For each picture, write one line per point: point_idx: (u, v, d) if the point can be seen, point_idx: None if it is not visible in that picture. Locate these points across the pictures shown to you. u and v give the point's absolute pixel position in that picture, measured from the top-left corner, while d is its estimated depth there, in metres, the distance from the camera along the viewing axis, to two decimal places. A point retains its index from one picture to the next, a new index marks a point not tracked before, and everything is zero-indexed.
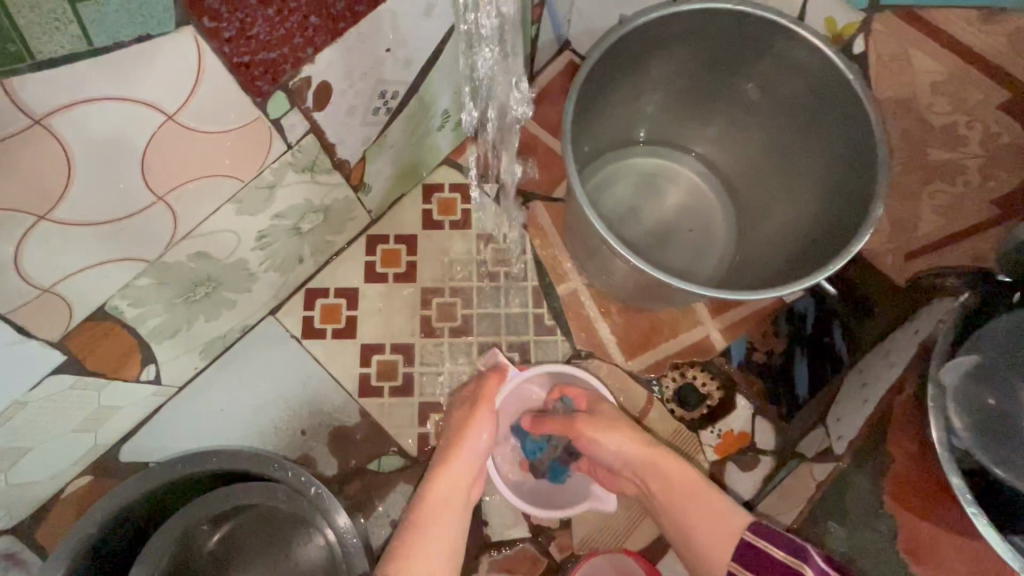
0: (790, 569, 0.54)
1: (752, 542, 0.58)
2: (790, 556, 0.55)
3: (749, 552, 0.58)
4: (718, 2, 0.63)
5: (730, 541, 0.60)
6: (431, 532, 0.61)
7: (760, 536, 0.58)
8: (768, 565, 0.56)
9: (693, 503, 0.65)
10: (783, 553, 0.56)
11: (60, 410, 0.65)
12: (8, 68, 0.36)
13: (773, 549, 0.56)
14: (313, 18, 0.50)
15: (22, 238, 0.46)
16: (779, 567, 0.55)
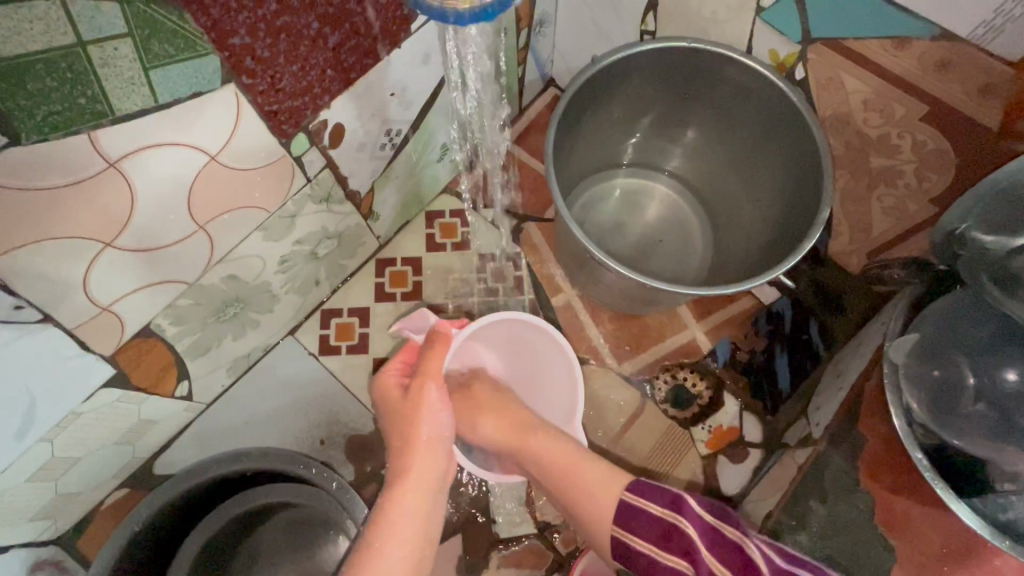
0: (666, 523, 0.56)
1: (626, 505, 0.59)
2: (665, 509, 0.56)
3: (636, 518, 0.58)
4: (674, 41, 0.73)
5: (658, 495, 0.58)
6: (392, 517, 0.54)
7: (640, 493, 0.59)
8: (642, 529, 0.57)
9: (578, 478, 0.63)
10: (659, 508, 0.57)
11: (105, 422, 0.72)
12: (94, 124, 0.45)
13: (651, 497, 0.58)
14: (329, 71, 0.60)
15: (91, 262, 0.54)
16: (671, 506, 0.56)
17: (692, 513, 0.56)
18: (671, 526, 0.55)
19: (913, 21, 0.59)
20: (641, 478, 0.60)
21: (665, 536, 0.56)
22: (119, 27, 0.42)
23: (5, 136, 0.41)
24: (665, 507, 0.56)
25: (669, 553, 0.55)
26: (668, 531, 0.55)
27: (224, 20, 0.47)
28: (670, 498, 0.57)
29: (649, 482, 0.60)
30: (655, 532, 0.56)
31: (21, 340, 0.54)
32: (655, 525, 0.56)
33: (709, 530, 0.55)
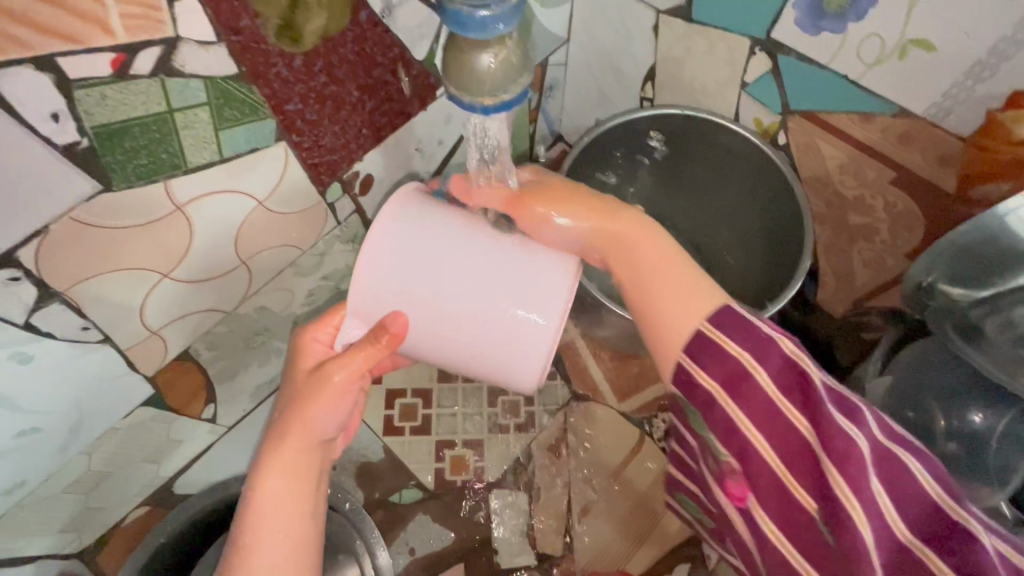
0: (734, 367, 0.50)
1: (684, 372, 0.53)
2: (725, 378, 0.50)
3: (713, 362, 0.51)
4: (670, 108, 0.82)
5: (720, 358, 0.51)
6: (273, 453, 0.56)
7: (718, 326, 0.52)
8: (712, 367, 0.51)
9: (660, 287, 0.57)
10: (711, 380, 0.51)
11: (136, 439, 0.77)
12: (169, 174, 0.54)
13: (732, 334, 0.51)
14: (364, 131, 0.69)
15: (149, 291, 0.62)
16: (733, 374, 0.50)
17: (739, 367, 0.50)
18: (713, 397, 0.51)
19: (875, 100, 0.67)
20: (728, 305, 0.53)
21: (734, 380, 0.50)
22: (201, 98, 0.51)
23: (100, 183, 0.50)
24: (718, 381, 0.51)
25: (731, 399, 0.50)
26: (735, 377, 0.50)
27: (283, 91, 0.57)
28: (763, 344, 0.50)
29: (738, 314, 0.52)
30: (722, 427, 0.52)
31: (82, 358, 0.61)
32: (724, 367, 0.51)
33: (794, 442, 0.48)
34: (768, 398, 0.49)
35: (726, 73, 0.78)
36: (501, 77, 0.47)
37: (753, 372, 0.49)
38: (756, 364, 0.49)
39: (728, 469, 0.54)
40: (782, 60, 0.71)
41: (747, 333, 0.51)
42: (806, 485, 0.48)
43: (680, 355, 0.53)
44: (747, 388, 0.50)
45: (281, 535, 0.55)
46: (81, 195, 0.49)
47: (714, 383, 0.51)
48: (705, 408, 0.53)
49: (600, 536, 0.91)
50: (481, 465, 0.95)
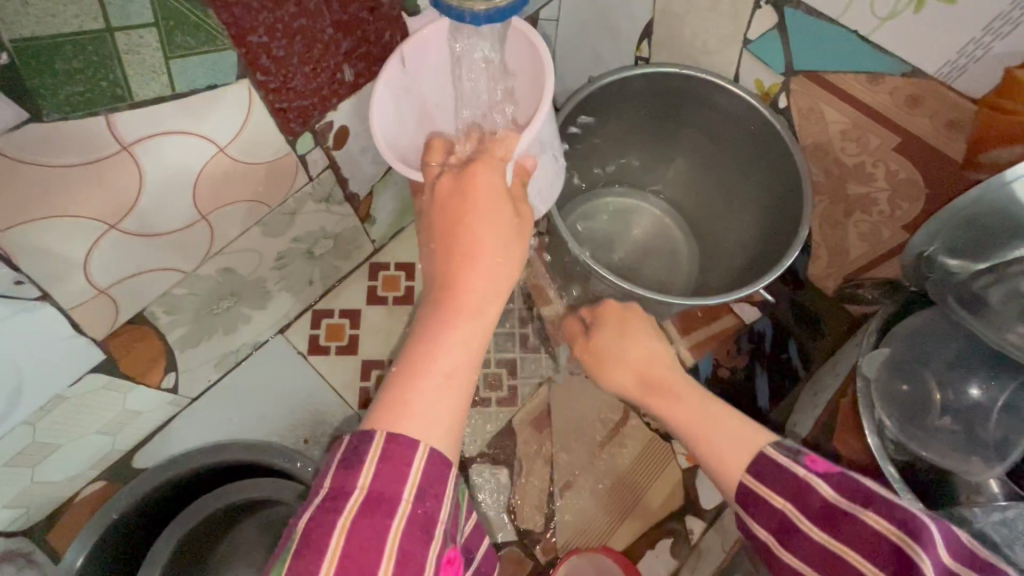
0: (781, 515, 0.48)
1: (744, 490, 0.50)
2: (785, 500, 0.47)
3: (756, 509, 0.49)
4: (668, 67, 0.77)
5: (767, 518, 0.49)
6: (483, 226, 0.49)
7: (755, 477, 0.50)
8: (763, 515, 0.49)
9: (715, 433, 0.54)
10: (766, 534, 0.49)
11: (88, 409, 0.72)
12: (112, 107, 0.47)
13: (771, 485, 0.49)
14: (339, 74, 0.63)
15: (94, 244, 0.55)
16: (782, 528, 0.48)
17: (773, 507, 0.48)
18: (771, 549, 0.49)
19: (885, 59, 0.64)
20: (766, 450, 0.50)
21: (785, 534, 0.48)
22: (146, 18, 0.44)
23: (27, 111, 0.43)
24: (771, 536, 0.48)
25: (785, 548, 0.47)
26: (786, 526, 0.47)
27: (246, 18, 0.50)
28: (778, 468, 0.49)
29: (772, 457, 0.49)
30: None
31: (19, 317, 0.55)
32: (771, 524, 0.48)
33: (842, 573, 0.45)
34: (820, 545, 0.45)
35: (728, 29, 0.74)
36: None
37: (789, 509, 0.47)
38: (788, 504, 0.47)
39: None
40: (789, 14, 0.67)
41: (768, 471, 0.49)
42: None
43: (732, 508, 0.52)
44: (801, 544, 0.47)
45: (481, 319, 0.47)
46: (4, 124, 0.43)
47: (767, 535, 0.49)
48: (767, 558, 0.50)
49: (582, 512, 0.89)
50: (461, 439, 0.91)
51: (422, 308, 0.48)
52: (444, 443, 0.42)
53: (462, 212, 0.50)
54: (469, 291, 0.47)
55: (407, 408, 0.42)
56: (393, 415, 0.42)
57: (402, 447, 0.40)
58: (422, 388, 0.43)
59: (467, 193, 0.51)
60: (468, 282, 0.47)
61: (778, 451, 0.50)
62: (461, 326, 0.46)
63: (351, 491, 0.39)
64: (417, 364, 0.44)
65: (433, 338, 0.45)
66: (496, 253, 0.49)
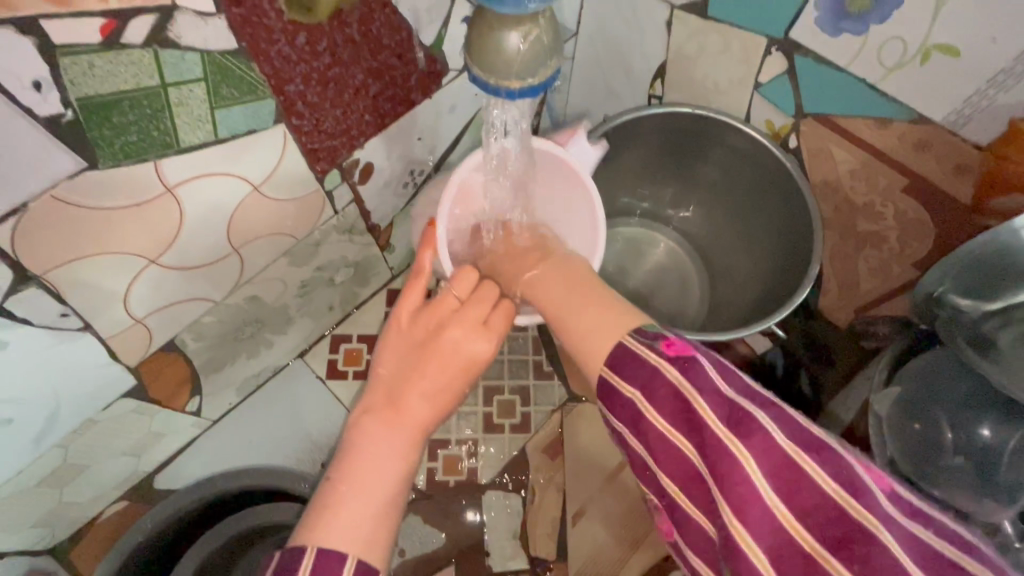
0: (702, 420, 0.38)
1: (606, 375, 0.43)
2: (718, 422, 0.37)
3: (750, 428, 0.37)
4: (681, 107, 0.80)
5: (768, 455, 0.36)
6: (454, 371, 0.52)
7: (619, 362, 0.42)
8: (656, 412, 0.40)
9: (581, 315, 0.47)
10: (674, 375, 0.39)
11: (116, 431, 0.74)
12: (161, 153, 0.50)
13: (660, 366, 0.40)
14: (367, 116, 0.66)
15: (134, 277, 0.58)
16: (700, 455, 0.38)
17: (766, 430, 0.36)
18: (657, 430, 0.40)
19: (892, 105, 0.66)
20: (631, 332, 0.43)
21: (686, 423, 0.38)
22: (197, 73, 0.48)
23: (85, 160, 0.46)
24: (660, 412, 0.40)
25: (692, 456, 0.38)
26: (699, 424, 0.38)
27: (285, 69, 0.53)
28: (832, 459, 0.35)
29: (659, 331, 0.43)
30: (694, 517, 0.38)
31: (61, 346, 0.57)
32: (677, 403, 0.39)
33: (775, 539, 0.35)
34: (757, 494, 0.35)
35: (739, 72, 0.77)
36: (529, 57, 0.43)
37: (782, 470, 0.36)
38: (797, 466, 0.35)
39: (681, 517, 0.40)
40: (798, 61, 0.70)
41: (827, 461, 0.36)
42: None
43: (602, 373, 0.43)
44: (713, 475, 0.37)
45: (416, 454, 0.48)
46: (64, 173, 0.46)
47: (650, 408, 0.40)
48: (642, 444, 0.41)
49: (594, 541, 0.89)
50: (474, 465, 0.93)
51: (364, 416, 0.49)
52: (374, 551, 0.43)
53: (445, 352, 0.52)
54: (585, 356, 0.45)
55: (336, 518, 0.43)
56: (327, 520, 0.42)
57: (333, 559, 0.41)
58: (343, 506, 0.44)
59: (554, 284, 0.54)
60: (589, 347, 0.45)
61: (639, 340, 0.43)
62: (591, 369, 0.44)
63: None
64: (352, 480, 0.45)
65: (370, 459, 0.46)
66: (614, 334, 0.44)
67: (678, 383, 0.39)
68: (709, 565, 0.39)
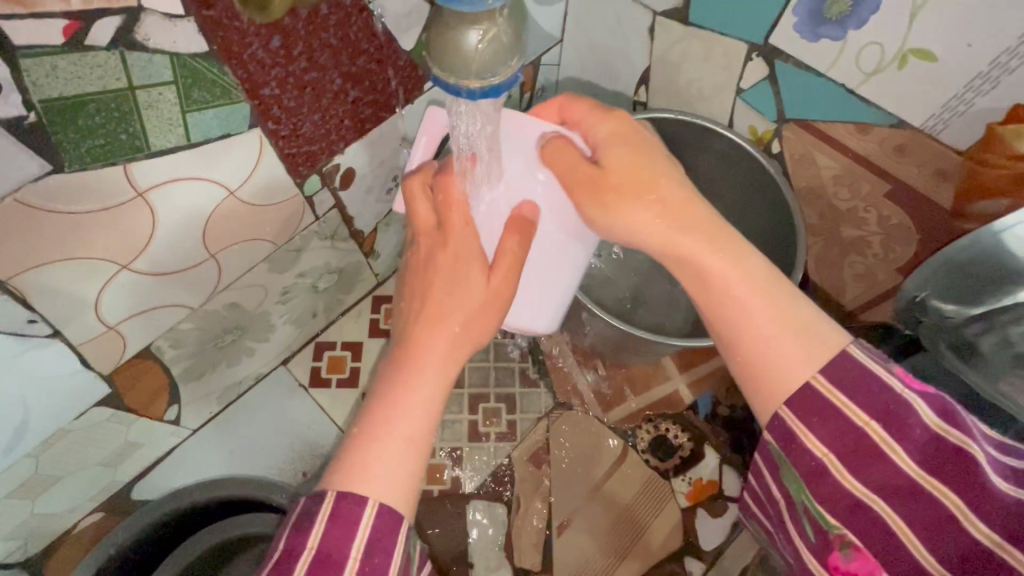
0: (880, 420, 0.42)
1: (813, 395, 0.43)
2: (873, 417, 0.42)
3: (948, 470, 0.40)
4: (664, 113, 0.80)
5: (918, 446, 0.41)
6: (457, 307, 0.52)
7: (838, 383, 0.43)
8: (833, 427, 0.43)
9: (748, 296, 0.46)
10: (867, 419, 0.42)
11: (91, 441, 0.73)
12: (131, 157, 0.50)
13: (851, 395, 0.42)
14: (346, 121, 0.66)
15: (106, 282, 0.57)
16: (887, 494, 0.41)
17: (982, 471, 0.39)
18: (827, 468, 0.43)
19: (872, 110, 0.66)
20: (848, 345, 0.44)
21: (856, 450, 0.42)
22: (167, 76, 0.47)
23: (50, 164, 0.45)
24: (836, 454, 0.43)
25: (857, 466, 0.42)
26: (885, 425, 0.41)
27: (259, 73, 0.53)
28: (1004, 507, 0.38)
29: (862, 358, 0.43)
30: (840, 507, 0.43)
31: (29, 354, 0.56)
32: (844, 438, 0.42)
33: (934, 514, 0.40)
34: (907, 479, 0.41)
35: (721, 78, 0.77)
36: (490, 58, 0.41)
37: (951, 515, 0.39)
38: (960, 509, 0.39)
39: (836, 538, 0.43)
40: (779, 67, 0.70)
41: (988, 505, 0.39)
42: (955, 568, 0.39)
43: (780, 410, 0.45)
44: (872, 464, 0.42)
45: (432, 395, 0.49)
46: (29, 176, 0.45)
47: (826, 450, 0.43)
48: (810, 477, 0.44)
49: (580, 550, 0.88)
50: (459, 474, 0.91)
51: (387, 371, 0.50)
52: (402, 500, 0.44)
53: (451, 276, 0.53)
54: (776, 365, 0.45)
55: (365, 466, 0.44)
56: (354, 473, 0.44)
57: (352, 505, 0.42)
58: (375, 446, 0.45)
59: (688, 264, 0.50)
60: (766, 363, 0.45)
61: (863, 352, 0.43)
62: (784, 391, 0.44)
63: (303, 549, 0.41)
64: (376, 426, 0.46)
65: (392, 405, 0.47)
66: (820, 356, 0.44)
67: (873, 431, 0.42)
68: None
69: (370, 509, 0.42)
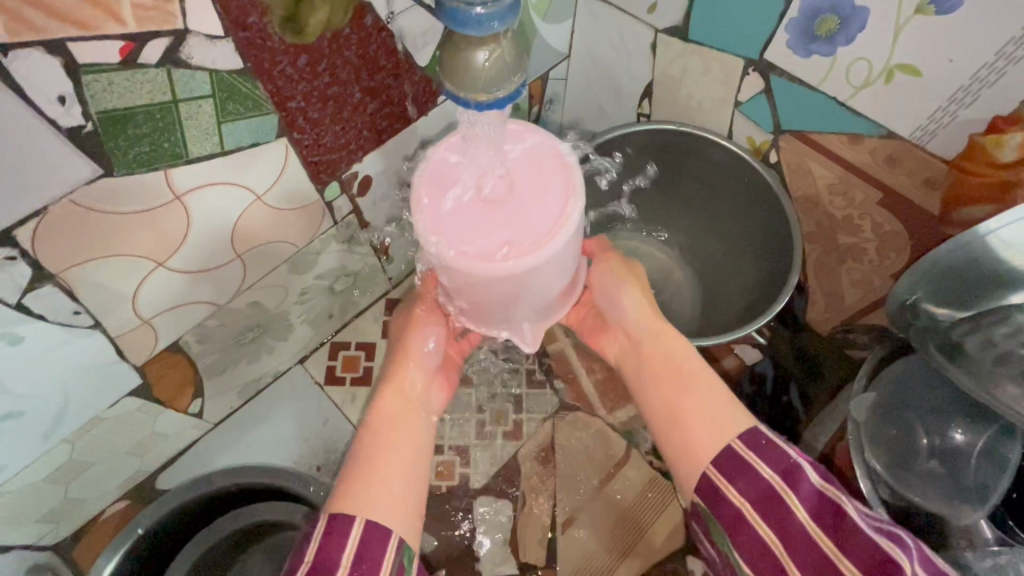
0: (776, 478, 0.45)
1: (732, 455, 0.47)
2: (776, 476, 0.45)
3: (841, 527, 0.42)
4: (666, 124, 0.84)
5: (808, 501, 0.44)
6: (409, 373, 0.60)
7: (749, 443, 0.47)
8: (749, 483, 0.45)
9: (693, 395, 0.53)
10: (771, 474, 0.45)
11: (121, 430, 0.77)
12: (171, 163, 0.55)
13: (762, 456, 0.46)
14: (364, 132, 0.71)
15: (143, 278, 0.62)
16: (795, 554, 0.42)
17: (857, 527, 0.41)
18: (744, 517, 0.45)
19: (863, 122, 0.69)
20: (757, 426, 0.48)
21: (764, 505, 0.44)
22: (206, 90, 0.52)
23: (101, 168, 0.50)
24: (749, 502, 0.45)
25: (763, 520, 0.44)
26: (773, 486, 0.45)
27: (287, 87, 0.58)
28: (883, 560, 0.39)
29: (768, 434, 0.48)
30: (755, 560, 0.44)
31: (72, 343, 0.61)
32: (758, 488, 0.45)
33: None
34: (807, 536, 0.43)
35: (721, 91, 0.80)
36: (496, 74, 0.45)
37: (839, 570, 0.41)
38: (846, 566, 0.41)
39: None
40: (774, 81, 0.73)
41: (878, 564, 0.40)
42: None
43: (708, 468, 0.48)
44: (777, 521, 0.44)
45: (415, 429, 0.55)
46: (82, 179, 0.50)
47: (743, 499, 0.45)
48: (729, 530, 0.46)
49: (584, 547, 0.90)
50: (466, 472, 0.94)
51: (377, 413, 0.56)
52: (399, 521, 0.48)
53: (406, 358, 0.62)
54: (682, 431, 0.51)
55: (362, 493, 0.48)
56: (350, 496, 0.48)
57: (343, 523, 0.45)
58: (374, 475, 0.49)
59: (659, 358, 0.58)
60: (691, 411, 0.52)
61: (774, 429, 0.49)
62: (694, 456, 0.49)
63: (300, 564, 0.44)
64: (366, 458, 0.51)
65: (377, 440, 0.53)
66: (721, 425, 0.49)
67: (777, 484, 0.44)
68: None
69: (359, 524, 0.46)
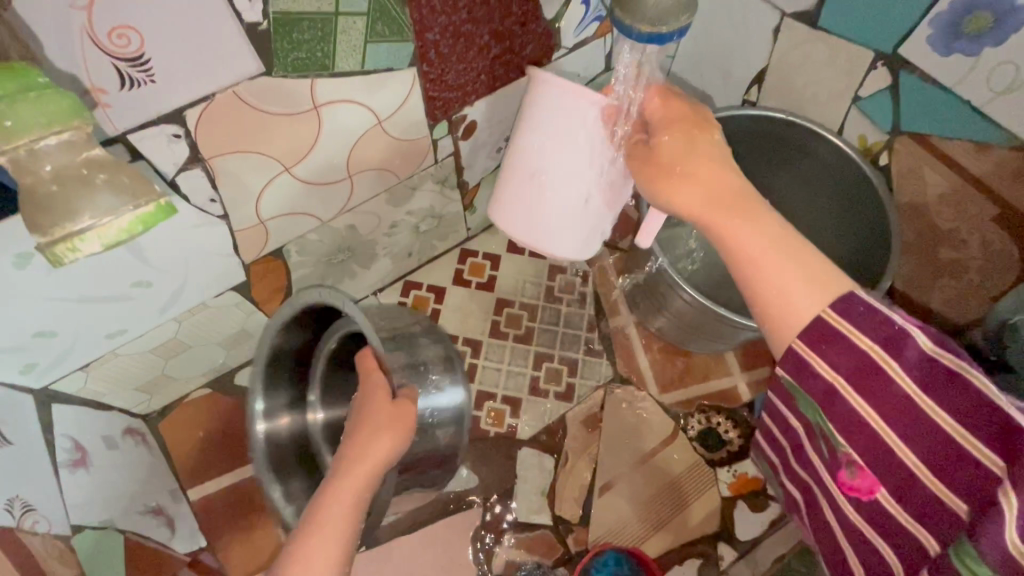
0: (871, 357, 0.46)
1: (822, 329, 0.47)
2: (876, 343, 0.46)
3: (945, 388, 0.44)
4: (776, 112, 0.81)
5: (915, 366, 0.45)
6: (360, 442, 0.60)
7: (841, 313, 0.47)
8: (840, 356, 0.47)
9: (763, 253, 0.49)
10: (870, 343, 0.46)
11: (218, 321, 0.84)
12: (318, 74, 0.59)
13: (859, 326, 0.46)
14: (483, 76, 0.73)
15: (270, 180, 0.67)
16: (890, 416, 0.46)
17: (973, 390, 0.43)
18: (835, 390, 0.48)
19: (994, 130, 0.67)
20: (856, 291, 0.47)
21: (858, 374, 0.47)
22: (363, 8, 0.56)
23: (263, 67, 0.55)
24: (843, 376, 0.48)
25: (857, 391, 0.47)
26: (866, 367, 0.47)
27: (429, 18, 0.61)
28: (997, 418, 0.41)
29: (867, 299, 0.46)
30: (852, 428, 0.48)
31: (201, 228, 0.67)
32: (851, 360, 0.47)
33: (931, 434, 0.44)
34: (902, 394, 0.45)
35: (840, 84, 0.78)
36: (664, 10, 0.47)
37: (950, 432, 0.44)
38: (951, 422, 0.44)
39: (849, 458, 0.50)
40: (903, 77, 0.71)
41: (982, 425, 0.42)
42: (958, 485, 0.44)
43: (792, 344, 0.49)
44: (875, 385, 0.46)
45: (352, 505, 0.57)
46: (247, 75, 0.55)
47: (833, 373, 0.48)
48: (825, 401, 0.50)
49: (617, 513, 0.93)
50: (515, 423, 0.98)
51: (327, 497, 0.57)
52: None
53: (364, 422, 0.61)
54: (784, 299, 0.48)
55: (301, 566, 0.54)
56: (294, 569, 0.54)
57: None
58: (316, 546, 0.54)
59: (730, 207, 0.51)
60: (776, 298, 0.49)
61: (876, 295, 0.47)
62: (798, 324, 0.48)
63: None
64: (310, 531, 0.55)
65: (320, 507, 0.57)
66: (823, 290, 0.48)
67: (874, 355, 0.46)
68: (856, 489, 0.50)
69: None
